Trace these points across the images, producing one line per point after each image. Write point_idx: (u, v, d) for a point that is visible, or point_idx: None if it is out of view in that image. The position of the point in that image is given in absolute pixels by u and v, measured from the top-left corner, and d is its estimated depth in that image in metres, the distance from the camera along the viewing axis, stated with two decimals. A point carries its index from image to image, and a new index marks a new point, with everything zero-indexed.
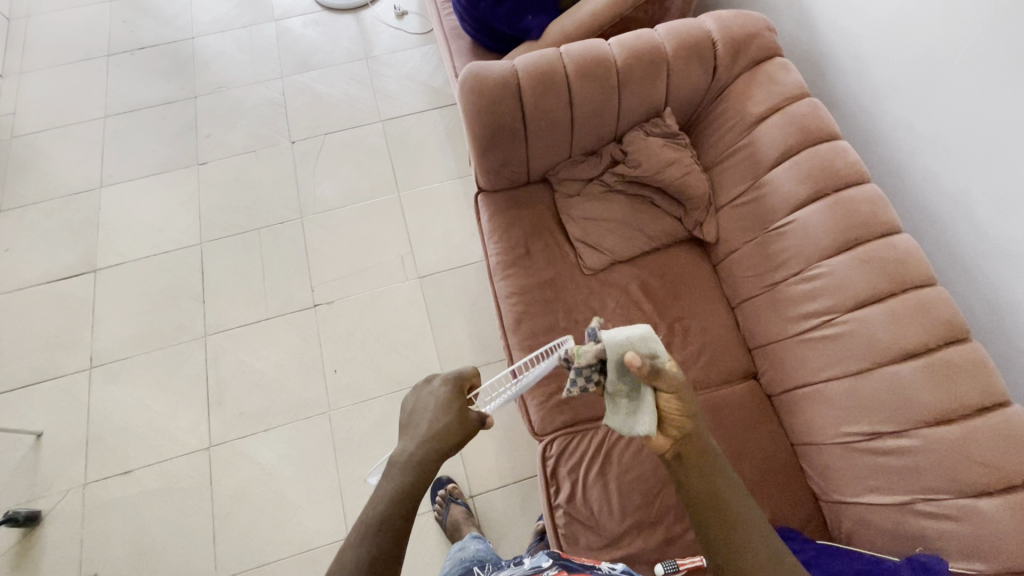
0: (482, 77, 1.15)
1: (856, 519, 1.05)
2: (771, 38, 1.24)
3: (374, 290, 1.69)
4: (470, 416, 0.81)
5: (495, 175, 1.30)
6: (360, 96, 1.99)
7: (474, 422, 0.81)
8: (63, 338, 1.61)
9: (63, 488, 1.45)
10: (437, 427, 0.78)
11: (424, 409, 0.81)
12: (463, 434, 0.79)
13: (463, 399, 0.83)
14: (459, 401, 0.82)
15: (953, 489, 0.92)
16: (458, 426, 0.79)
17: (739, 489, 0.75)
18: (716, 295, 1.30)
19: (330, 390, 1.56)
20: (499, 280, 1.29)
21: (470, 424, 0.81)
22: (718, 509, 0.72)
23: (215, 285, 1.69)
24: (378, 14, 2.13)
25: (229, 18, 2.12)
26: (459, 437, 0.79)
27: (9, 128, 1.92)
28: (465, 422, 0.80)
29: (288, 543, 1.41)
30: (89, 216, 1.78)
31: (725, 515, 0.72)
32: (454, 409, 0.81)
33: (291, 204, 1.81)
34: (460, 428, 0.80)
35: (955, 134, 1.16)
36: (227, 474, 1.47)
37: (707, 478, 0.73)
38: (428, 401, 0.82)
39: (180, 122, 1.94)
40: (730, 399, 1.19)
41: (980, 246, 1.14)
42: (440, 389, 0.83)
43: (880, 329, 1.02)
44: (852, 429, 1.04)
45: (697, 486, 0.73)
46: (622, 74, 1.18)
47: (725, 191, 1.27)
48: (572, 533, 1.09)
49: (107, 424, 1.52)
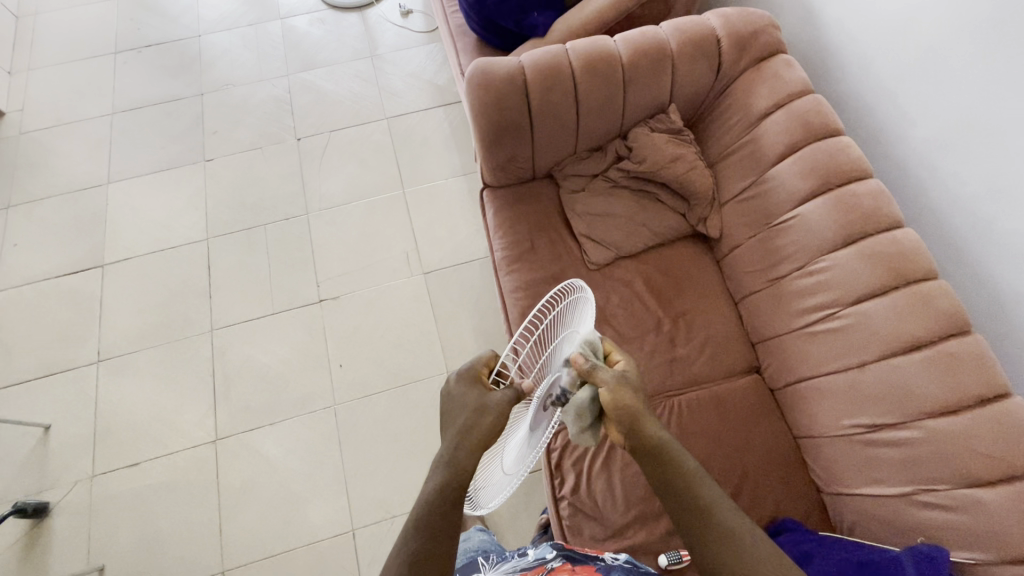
0: (488, 73, 1.16)
1: (858, 511, 1.06)
2: (776, 35, 1.26)
3: (379, 286, 1.70)
4: (492, 400, 0.73)
5: (502, 170, 1.31)
6: (366, 93, 2.00)
7: (503, 402, 0.73)
8: (71, 332, 1.63)
9: (71, 480, 1.46)
10: (461, 424, 0.72)
11: (445, 410, 0.75)
12: (493, 421, 0.72)
13: (482, 385, 0.76)
14: (478, 390, 0.75)
15: (955, 480, 0.93)
16: (484, 414, 0.72)
17: (700, 480, 0.70)
18: (719, 289, 1.31)
19: (336, 385, 1.58)
20: (505, 274, 1.30)
21: (500, 406, 0.72)
22: (687, 500, 0.69)
23: (221, 281, 1.70)
24: (383, 12, 2.15)
25: (235, 16, 2.14)
26: (488, 425, 0.71)
27: (16, 124, 1.94)
28: (491, 407, 0.72)
29: (293, 536, 1.42)
30: (96, 211, 1.80)
31: (687, 505, 0.69)
32: (478, 400, 0.73)
33: (296, 201, 1.82)
34: (485, 416, 0.72)
35: (957, 130, 1.17)
36: (233, 467, 1.48)
37: (660, 470, 0.71)
38: (449, 397, 0.76)
39: (186, 119, 1.95)
40: (733, 393, 1.21)
41: (982, 241, 1.15)
42: (456, 387, 0.76)
43: (882, 322, 1.03)
44: (855, 421, 1.06)
45: (660, 483, 0.71)
46: (628, 69, 1.19)
47: (728, 186, 1.28)
48: (576, 525, 1.11)
49: (114, 417, 1.53)
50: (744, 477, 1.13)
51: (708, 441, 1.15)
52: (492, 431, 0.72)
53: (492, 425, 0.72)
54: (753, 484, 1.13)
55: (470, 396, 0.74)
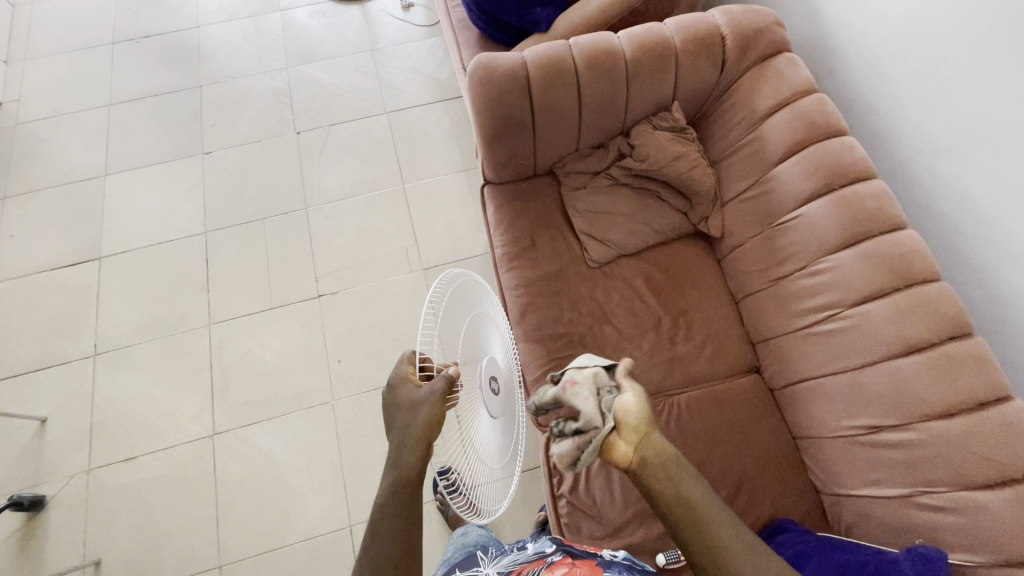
0: (491, 68, 1.15)
1: (857, 512, 1.06)
2: (781, 33, 1.25)
3: (378, 281, 1.69)
4: (421, 398, 0.70)
5: (503, 166, 1.30)
6: (367, 87, 1.99)
7: (435, 393, 0.70)
8: (68, 325, 1.62)
9: (68, 473, 1.45)
10: (404, 424, 0.70)
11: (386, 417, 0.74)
12: (428, 415, 0.70)
13: (412, 384, 0.73)
14: (410, 389, 0.72)
15: (954, 482, 0.93)
16: (423, 408, 0.70)
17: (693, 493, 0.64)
18: (720, 289, 1.30)
19: (334, 381, 1.57)
20: (505, 271, 1.30)
21: (432, 401, 0.70)
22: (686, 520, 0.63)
23: (219, 275, 1.69)
24: (384, 5, 2.13)
25: (234, 7, 2.12)
26: (425, 419, 0.70)
27: (13, 115, 1.92)
28: (427, 401, 0.70)
29: (290, 530, 1.42)
30: (92, 203, 1.78)
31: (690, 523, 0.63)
32: (407, 400, 0.71)
33: (295, 195, 1.81)
34: (424, 415, 0.70)
35: (961, 132, 1.17)
36: (230, 461, 1.48)
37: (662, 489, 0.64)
38: (388, 405, 0.74)
39: (185, 111, 1.94)
40: (733, 392, 1.20)
41: (984, 243, 1.15)
42: (389, 393, 0.74)
43: (882, 324, 1.03)
44: (854, 423, 1.06)
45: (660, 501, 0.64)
46: (631, 66, 1.18)
47: (731, 185, 1.27)
48: (574, 523, 1.11)
49: (111, 410, 1.52)
50: (743, 476, 1.13)
51: (706, 440, 1.14)
52: (431, 423, 0.70)
53: (434, 420, 0.70)
54: (751, 484, 1.13)
55: (400, 398, 0.72)
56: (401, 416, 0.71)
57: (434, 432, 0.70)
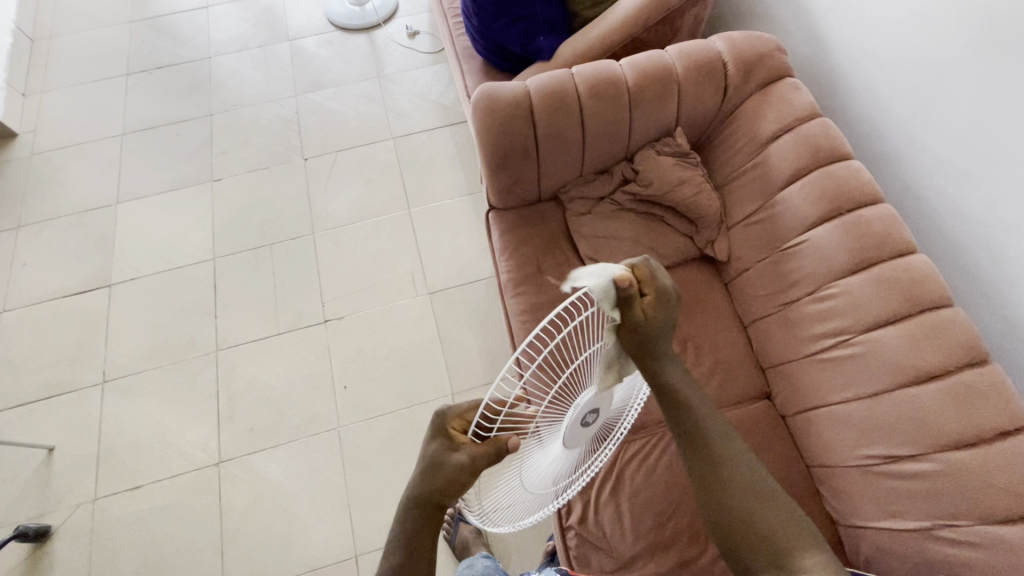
0: (494, 98, 1.16)
1: (874, 545, 1.03)
2: (783, 59, 1.26)
3: (384, 306, 1.69)
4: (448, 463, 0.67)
5: (506, 192, 1.30)
6: (373, 114, 2.01)
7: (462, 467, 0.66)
8: (76, 353, 1.63)
9: (73, 504, 1.45)
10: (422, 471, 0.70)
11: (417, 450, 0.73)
12: (442, 482, 0.68)
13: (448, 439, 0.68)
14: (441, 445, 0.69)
15: (976, 514, 0.90)
16: (436, 471, 0.68)
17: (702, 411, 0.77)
18: (728, 313, 1.29)
19: (340, 407, 1.56)
20: (510, 297, 1.29)
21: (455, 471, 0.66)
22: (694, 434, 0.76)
23: (227, 301, 1.70)
24: (390, 33, 2.17)
25: (245, 38, 2.17)
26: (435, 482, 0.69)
27: (29, 145, 1.96)
28: (442, 468, 0.68)
29: (296, 563, 1.39)
30: (104, 231, 1.81)
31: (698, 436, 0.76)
32: (434, 455, 0.69)
33: (304, 220, 1.83)
34: (442, 478, 0.68)
35: (969, 156, 1.16)
36: (236, 489, 1.47)
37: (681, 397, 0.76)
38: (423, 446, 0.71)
39: (196, 139, 1.97)
40: (743, 419, 1.18)
41: (996, 266, 1.13)
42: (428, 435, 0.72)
43: (895, 351, 1.01)
44: (869, 452, 1.03)
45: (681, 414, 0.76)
46: (634, 93, 1.19)
47: (736, 209, 1.27)
48: (584, 556, 1.08)
49: (119, 439, 1.52)
50: None
51: None
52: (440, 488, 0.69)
53: (451, 485, 0.68)
54: None
55: (427, 447, 0.70)
56: (430, 456, 0.70)
57: (443, 497, 0.70)
